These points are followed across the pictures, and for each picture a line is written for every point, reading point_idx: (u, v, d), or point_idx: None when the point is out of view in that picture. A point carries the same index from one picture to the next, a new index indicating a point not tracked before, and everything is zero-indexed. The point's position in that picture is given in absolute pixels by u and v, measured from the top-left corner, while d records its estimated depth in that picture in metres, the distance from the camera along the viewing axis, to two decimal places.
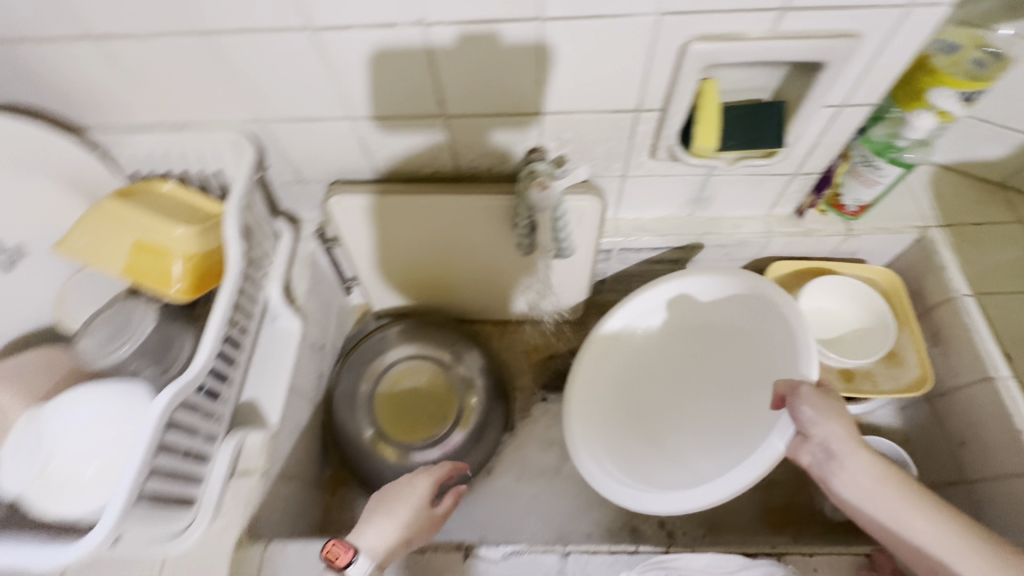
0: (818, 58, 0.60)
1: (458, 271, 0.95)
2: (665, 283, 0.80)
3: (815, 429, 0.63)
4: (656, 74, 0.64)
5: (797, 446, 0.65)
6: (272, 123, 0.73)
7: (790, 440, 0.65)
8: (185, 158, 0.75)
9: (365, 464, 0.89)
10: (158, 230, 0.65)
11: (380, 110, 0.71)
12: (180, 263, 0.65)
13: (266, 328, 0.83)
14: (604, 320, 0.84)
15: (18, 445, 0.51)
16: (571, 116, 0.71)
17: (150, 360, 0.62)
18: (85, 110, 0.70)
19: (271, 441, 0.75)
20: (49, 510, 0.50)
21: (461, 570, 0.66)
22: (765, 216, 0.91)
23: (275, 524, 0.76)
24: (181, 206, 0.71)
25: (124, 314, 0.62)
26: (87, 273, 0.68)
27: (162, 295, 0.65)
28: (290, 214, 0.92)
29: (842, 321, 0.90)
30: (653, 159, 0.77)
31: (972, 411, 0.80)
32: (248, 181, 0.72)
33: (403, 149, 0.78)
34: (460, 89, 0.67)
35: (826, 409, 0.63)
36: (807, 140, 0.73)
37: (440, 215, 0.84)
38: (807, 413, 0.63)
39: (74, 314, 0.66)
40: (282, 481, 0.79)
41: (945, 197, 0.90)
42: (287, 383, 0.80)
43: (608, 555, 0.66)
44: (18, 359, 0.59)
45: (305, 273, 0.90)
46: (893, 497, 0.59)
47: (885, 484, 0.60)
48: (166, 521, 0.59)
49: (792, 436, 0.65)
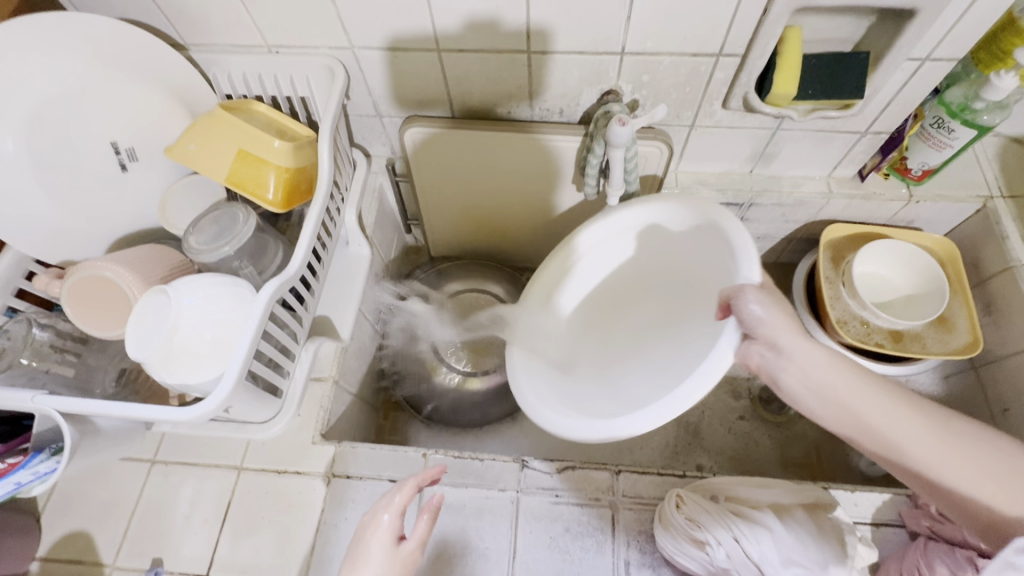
0: (911, 5, 0.61)
1: (517, 213, 0.99)
2: (630, 209, 0.76)
3: (761, 330, 0.57)
4: (744, 16, 0.66)
5: (745, 350, 0.59)
6: (361, 51, 0.77)
7: (738, 343, 0.59)
8: (277, 82, 0.80)
9: (420, 389, 0.94)
10: (257, 141, 0.70)
11: (466, 42, 0.73)
12: (276, 174, 0.70)
13: (339, 252, 0.88)
14: (577, 237, 0.79)
15: (142, 320, 0.57)
16: (651, 58, 0.73)
17: (249, 260, 0.68)
18: (191, 28, 0.75)
19: (342, 353, 0.81)
20: (170, 377, 0.55)
21: (516, 479, 0.70)
22: (826, 178, 0.92)
23: (340, 431, 0.81)
24: (273, 125, 0.77)
25: (228, 217, 0.67)
26: (187, 179, 0.73)
27: (258, 203, 0.71)
28: (362, 149, 0.96)
29: (893, 286, 0.91)
30: (725, 109, 0.79)
31: (1021, 379, 0.81)
32: (338, 104, 0.76)
33: (480, 85, 0.80)
34: (547, 22, 0.69)
35: (771, 305, 0.58)
36: (883, 95, 0.74)
37: (509, 152, 0.87)
38: (756, 314, 0.57)
39: (178, 216, 0.71)
40: (347, 393, 0.84)
41: (1013, 169, 0.90)
42: (356, 303, 0.85)
43: (656, 478, 0.69)
44: (134, 251, 0.65)
45: (374, 205, 0.94)
46: (882, 405, 0.51)
47: (853, 384, 0.52)
48: (258, 406, 0.65)
49: (739, 340, 0.59)
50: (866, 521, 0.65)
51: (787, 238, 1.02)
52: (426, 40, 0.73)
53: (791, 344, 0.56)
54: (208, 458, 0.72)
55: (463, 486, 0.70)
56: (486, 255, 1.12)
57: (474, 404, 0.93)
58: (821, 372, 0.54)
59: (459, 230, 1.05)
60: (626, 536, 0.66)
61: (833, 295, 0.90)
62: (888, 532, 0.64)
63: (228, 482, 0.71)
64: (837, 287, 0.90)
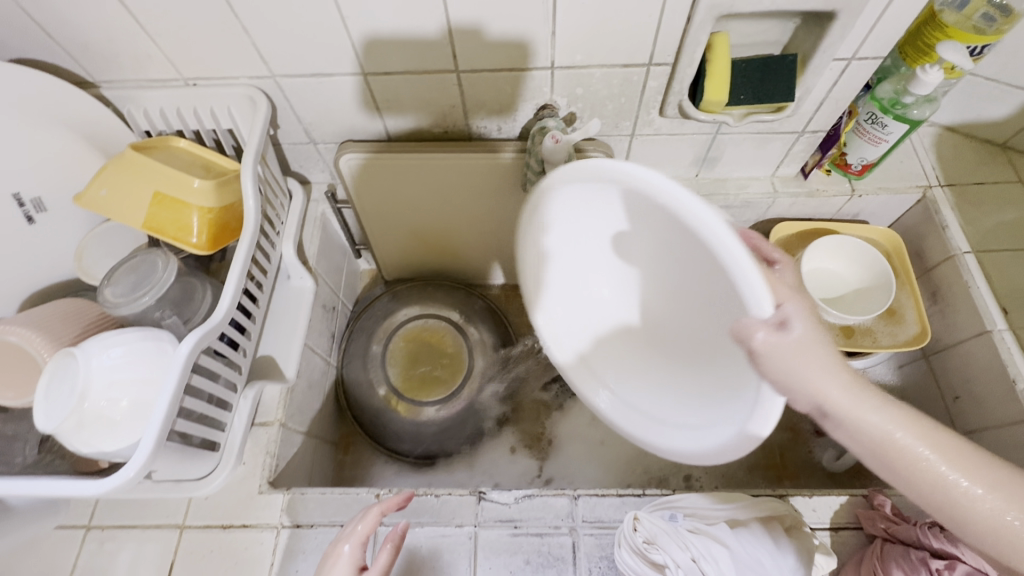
0: (829, 8, 0.61)
1: (468, 232, 0.97)
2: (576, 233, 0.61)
3: (791, 362, 0.43)
4: (668, 26, 0.64)
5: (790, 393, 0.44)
6: (283, 79, 0.73)
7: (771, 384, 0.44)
8: (197, 116, 0.76)
9: (377, 420, 0.91)
10: (175, 183, 0.66)
11: (391, 65, 0.71)
12: (199, 216, 0.67)
13: (280, 287, 0.85)
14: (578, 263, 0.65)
15: (50, 387, 0.52)
16: (582, 71, 0.71)
17: (173, 309, 0.64)
18: (99, 66, 0.71)
19: (288, 394, 0.78)
20: (85, 446, 0.52)
21: (474, 512, 0.68)
22: (771, 177, 0.92)
23: (291, 474, 0.78)
24: (194, 161, 0.73)
25: (146, 265, 0.63)
26: (105, 226, 0.69)
27: (182, 247, 0.67)
28: (301, 176, 0.93)
29: (843, 280, 0.92)
30: (662, 117, 0.78)
31: (969, 365, 0.82)
32: (263, 136, 0.73)
33: (413, 108, 0.78)
34: (472, 40, 0.67)
35: (793, 325, 0.44)
36: (814, 96, 0.74)
37: (450, 172, 0.85)
38: (776, 338, 0.43)
39: (95, 265, 0.67)
40: (297, 434, 0.81)
41: (948, 158, 0.91)
42: (301, 339, 0.82)
43: (616, 499, 0.68)
44: (47, 308, 0.61)
45: (316, 233, 0.91)
46: (916, 439, 0.43)
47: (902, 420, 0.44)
48: (191, 462, 0.62)
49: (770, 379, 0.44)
50: (825, 526, 0.64)
51: None
52: (349, 65, 0.71)
53: (806, 386, 0.43)
54: (146, 520, 0.68)
55: (418, 526, 0.67)
56: (441, 274, 1.09)
57: (434, 431, 0.91)
58: (844, 390, 0.44)
59: (409, 252, 1.03)
60: (588, 562, 0.64)
61: None
62: (846, 536, 0.64)
63: (169, 543, 0.67)
64: None
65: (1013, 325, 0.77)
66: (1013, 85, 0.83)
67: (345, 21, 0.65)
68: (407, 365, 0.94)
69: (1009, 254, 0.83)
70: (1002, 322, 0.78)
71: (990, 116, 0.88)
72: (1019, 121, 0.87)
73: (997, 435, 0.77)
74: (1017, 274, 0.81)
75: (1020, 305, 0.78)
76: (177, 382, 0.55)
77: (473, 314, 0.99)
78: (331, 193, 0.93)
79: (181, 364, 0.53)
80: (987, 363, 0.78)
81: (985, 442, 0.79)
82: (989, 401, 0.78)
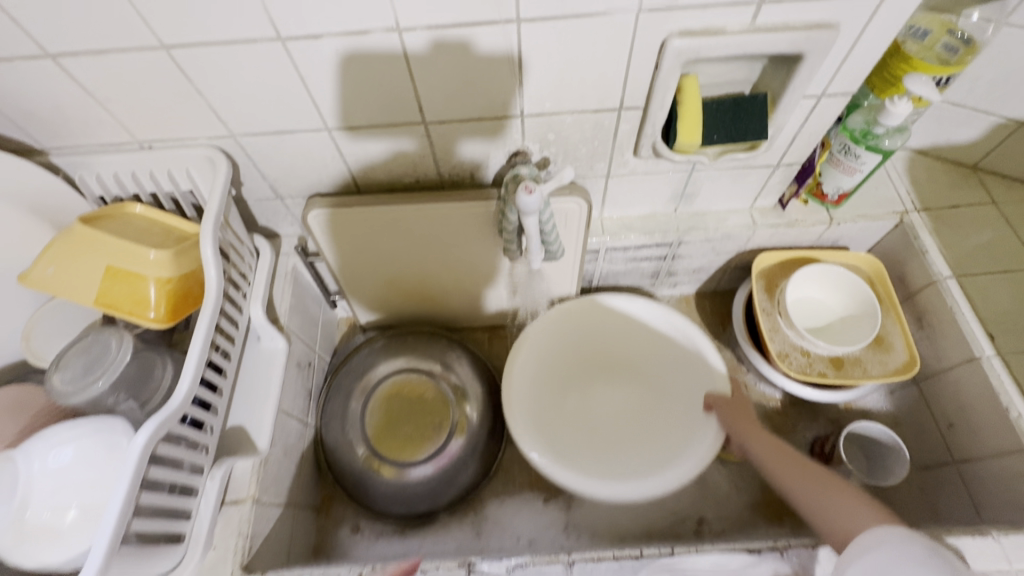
0: (797, 50, 0.60)
1: (446, 279, 0.94)
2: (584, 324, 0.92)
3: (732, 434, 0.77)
4: (637, 72, 0.63)
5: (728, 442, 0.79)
6: (244, 139, 0.71)
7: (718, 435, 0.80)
8: (154, 179, 0.73)
9: (359, 482, 0.87)
10: (129, 256, 0.62)
11: (356, 121, 0.69)
12: (156, 288, 0.63)
13: (250, 349, 0.81)
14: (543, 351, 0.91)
15: None
16: (553, 118, 0.70)
17: (128, 392, 0.59)
18: (45, 134, 0.67)
19: (262, 466, 0.73)
20: (29, 560, 0.47)
21: None
22: (749, 209, 0.91)
23: (267, 553, 0.73)
24: (151, 227, 0.69)
25: (99, 346, 0.59)
26: (55, 303, 0.65)
27: (139, 322, 0.63)
28: (269, 230, 0.89)
29: (828, 309, 0.91)
30: (637, 158, 0.77)
31: (960, 392, 0.81)
32: (224, 198, 0.70)
33: (382, 161, 0.76)
34: (438, 93, 0.65)
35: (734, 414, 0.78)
36: (787, 132, 0.73)
37: (424, 224, 0.82)
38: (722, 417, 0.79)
39: (42, 345, 0.63)
40: (273, 507, 0.76)
41: (921, 181, 0.92)
42: (274, 405, 0.78)
43: (613, 562, 0.64)
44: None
45: (288, 290, 0.87)
46: (813, 489, 0.60)
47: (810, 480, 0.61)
48: (152, 560, 0.57)
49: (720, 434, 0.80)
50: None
51: (722, 268, 1.01)
52: (312, 121, 0.68)
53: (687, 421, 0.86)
54: None
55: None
56: (420, 321, 1.06)
57: (420, 491, 0.87)
58: (766, 453, 0.67)
59: (386, 302, 0.99)
60: None
61: (771, 327, 0.88)
62: None
63: None
64: (774, 317, 0.89)
65: (1001, 350, 0.76)
66: (980, 110, 0.83)
67: (304, 79, 0.62)
68: (390, 427, 0.92)
69: (991, 277, 0.82)
70: (990, 348, 0.77)
71: (958, 139, 0.89)
72: (987, 144, 0.88)
73: (995, 464, 0.75)
74: (1001, 297, 0.80)
75: (1006, 329, 0.78)
76: (132, 479, 0.51)
77: (455, 363, 0.96)
78: (302, 247, 0.89)
79: (135, 461, 0.49)
80: (979, 390, 0.77)
81: (984, 471, 0.77)
82: (984, 428, 0.77)
